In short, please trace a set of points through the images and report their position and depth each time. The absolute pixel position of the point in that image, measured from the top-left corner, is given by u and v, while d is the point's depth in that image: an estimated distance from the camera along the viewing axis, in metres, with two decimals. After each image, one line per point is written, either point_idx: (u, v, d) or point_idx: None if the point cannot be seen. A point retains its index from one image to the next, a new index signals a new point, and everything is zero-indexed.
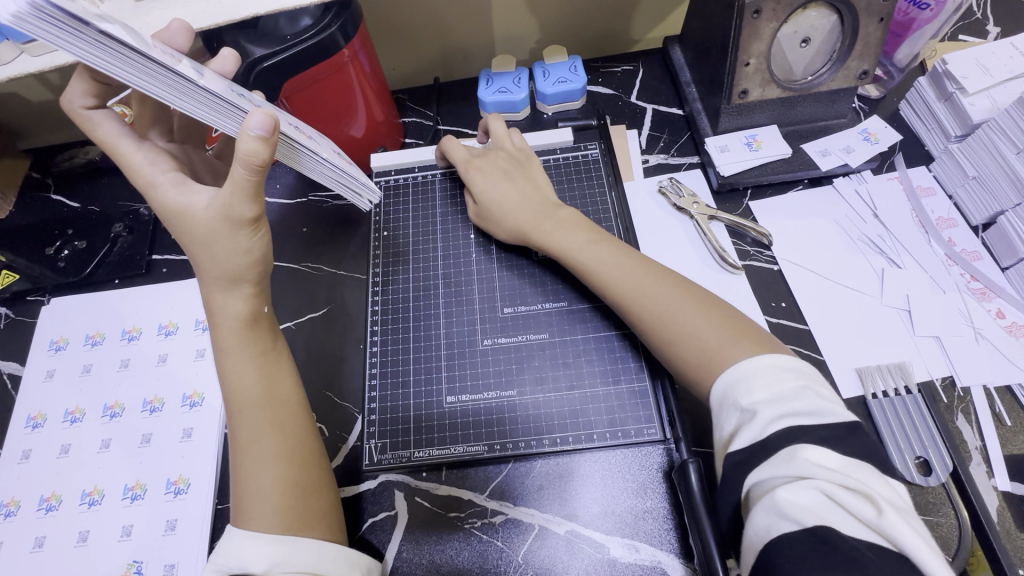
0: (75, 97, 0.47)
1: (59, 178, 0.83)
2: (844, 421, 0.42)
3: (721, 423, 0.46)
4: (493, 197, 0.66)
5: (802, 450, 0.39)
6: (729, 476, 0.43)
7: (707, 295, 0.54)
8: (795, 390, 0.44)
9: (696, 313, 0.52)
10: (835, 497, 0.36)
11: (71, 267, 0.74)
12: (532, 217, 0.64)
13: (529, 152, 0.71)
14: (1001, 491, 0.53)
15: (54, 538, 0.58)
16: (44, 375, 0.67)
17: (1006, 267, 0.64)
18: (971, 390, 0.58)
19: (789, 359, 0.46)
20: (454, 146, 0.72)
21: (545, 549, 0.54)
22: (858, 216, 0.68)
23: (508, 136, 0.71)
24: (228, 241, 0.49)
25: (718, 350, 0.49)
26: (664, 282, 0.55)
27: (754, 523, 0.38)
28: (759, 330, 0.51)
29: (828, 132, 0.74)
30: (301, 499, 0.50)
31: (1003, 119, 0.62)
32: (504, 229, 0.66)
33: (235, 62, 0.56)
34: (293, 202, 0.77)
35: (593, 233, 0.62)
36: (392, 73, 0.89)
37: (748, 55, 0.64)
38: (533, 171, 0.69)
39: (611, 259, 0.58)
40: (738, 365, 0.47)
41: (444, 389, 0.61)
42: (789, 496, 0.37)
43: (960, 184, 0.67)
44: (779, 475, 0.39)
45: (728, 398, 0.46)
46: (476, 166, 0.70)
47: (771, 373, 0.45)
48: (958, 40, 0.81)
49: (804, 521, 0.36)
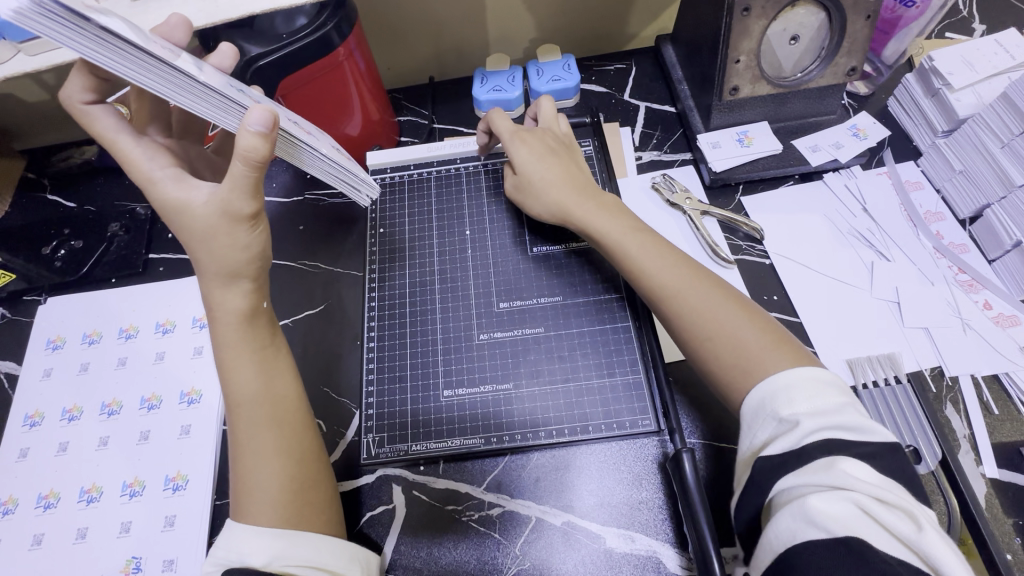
0: (73, 91, 0.47)
1: (54, 178, 0.83)
2: (884, 440, 0.41)
3: (754, 432, 0.46)
4: (536, 172, 0.64)
5: (842, 462, 0.39)
6: (756, 479, 0.43)
7: (746, 300, 0.54)
8: (837, 407, 0.43)
9: (737, 316, 0.51)
10: (870, 511, 0.37)
11: (67, 267, 0.74)
12: (576, 196, 0.62)
13: (575, 140, 0.70)
14: (990, 479, 0.54)
15: (53, 535, 0.58)
16: (42, 374, 0.67)
17: (992, 260, 0.65)
18: (959, 379, 0.59)
19: (830, 373, 0.46)
20: (501, 116, 0.68)
21: (542, 540, 0.54)
22: (847, 210, 0.70)
23: (556, 120, 0.70)
24: (227, 236, 0.49)
25: (759, 355, 0.49)
26: (701, 280, 0.54)
27: (778, 526, 0.39)
28: (797, 340, 0.51)
29: (818, 128, 0.75)
30: (300, 492, 0.50)
31: (989, 114, 0.63)
32: (544, 207, 0.64)
33: (234, 57, 0.56)
34: (289, 200, 0.78)
35: (633, 220, 0.61)
36: (387, 73, 0.89)
37: (738, 52, 0.66)
38: (577, 157, 0.68)
39: (656, 249, 0.57)
40: (782, 374, 0.46)
41: (440, 384, 0.62)
42: (821, 505, 0.38)
43: (947, 179, 0.69)
44: (813, 483, 0.40)
45: (767, 407, 0.46)
46: (523, 139, 0.66)
47: (814, 385, 0.45)
48: (943, 37, 0.83)
49: (833, 530, 0.36)
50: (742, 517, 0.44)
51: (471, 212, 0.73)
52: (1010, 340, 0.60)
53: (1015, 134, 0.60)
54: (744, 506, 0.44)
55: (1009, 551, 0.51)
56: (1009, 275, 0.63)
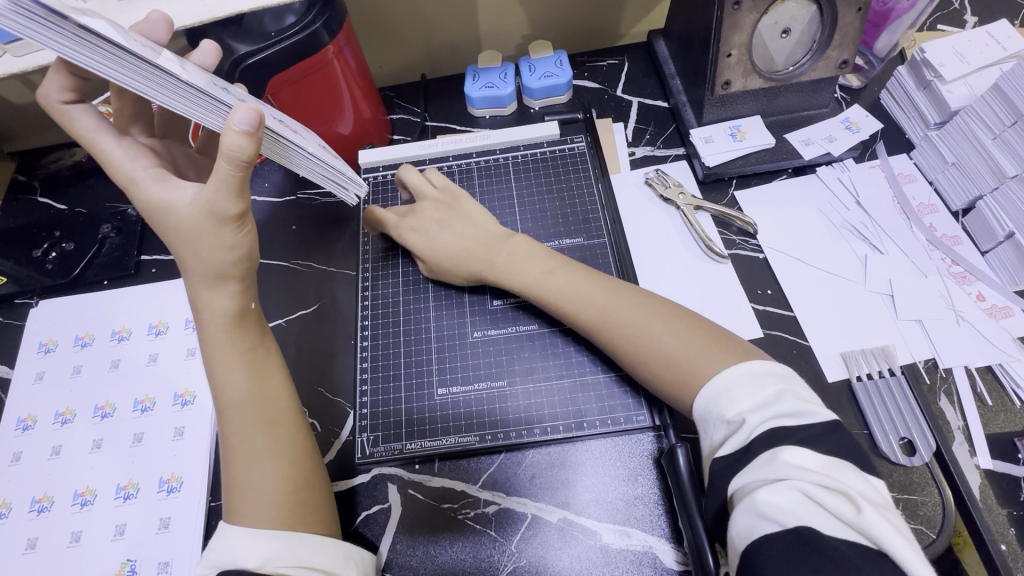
0: (51, 91, 0.47)
1: (45, 180, 0.83)
2: (822, 420, 0.42)
3: (711, 433, 0.47)
4: (435, 251, 0.65)
5: (782, 453, 0.40)
6: (713, 481, 0.44)
7: (673, 307, 0.55)
8: (776, 396, 0.44)
9: (664, 326, 0.52)
10: (813, 496, 0.37)
11: (58, 269, 0.73)
12: (485, 253, 0.63)
13: (454, 189, 0.69)
14: (983, 469, 0.54)
15: (47, 538, 0.58)
16: (34, 377, 0.67)
17: (986, 251, 0.65)
18: (953, 370, 0.59)
19: (761, 362, 0.47)
20: (380, 211, 0.69)
21: (538, 537, 0.54)
22: (840, 204, 0.69)
23: (425, 180, 0.70)
24: (213, 237, 0.49)
25: (691, 363, 0.49)
26: (624, 296, 0.55)
27: (736, 524, 0.39)
28: (731, 337, 0.51)
29: (811, 122, 0.75)
30: (293, 494, 0.50)
31: (981, 106, 0.63)
32: (461, 275, 0.64)
33: (216, 54, 0.56)
34: (282, 200, 0.78)
35: (548, 260, 0.61)
36: (379, 71, 0.89)
37: (729, 46, 0.65)
38: (465, 209, 0.67)
39: (570, 282, 0.58)
40: (716, 378, 0.47)
41: (435, 382, 0.62)
42: (770, 497, 0.38)
43: (940, 171, 0.69)
44: (759, 478, 0.40)
45: (712, 413, 0.46)
46: (409, 225, 0.67)
47: (750, 380, 0.46)
48: (935, 29, 0.83)
49: (784, 522, 0.37)
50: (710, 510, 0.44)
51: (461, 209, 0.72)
52: (1003, 331, 0.60)
53: (1007, 126, 0.61)
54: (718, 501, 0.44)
55: (1002, 541, 0.51)
56: (1002, 266, 0.63)
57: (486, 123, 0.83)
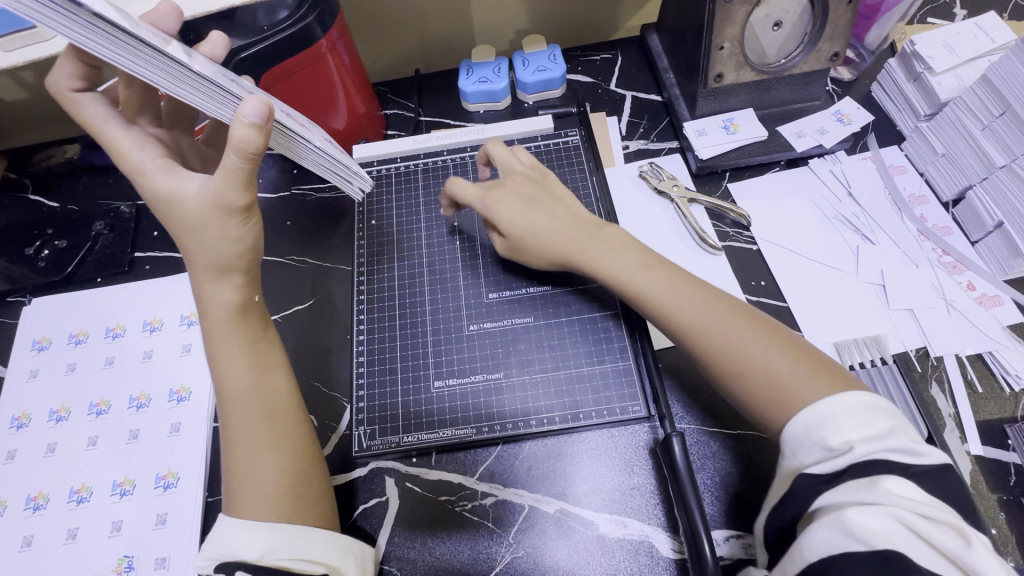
0: (61, 78, 0.47)
1: (36, 177, 0.83)
2: (897, 445, 0.40)
3: (798, 454, 0.43)
4: (523, 228, 0.60)
5: (886, 481, 0.38)
6: (794, 491, 0.42)
7: (776, 326, 0.51)
8: (888, 431, 0.41)
9: (766, 346, 0.49)
10: (912, 526, 0.36)
11: (51, 266, 0.73)
12: (579, 239, 0.59)
13: (543, 169, 0.65)
14: (974, 455, 0.55)
15: (43, 536, 0.57)
16: (28, 375, 0.67)
17: (976, 241, 0.66)
18: (944, 358, 0.60)
19: (873, 396, 0.44)
20: (462, 184, 0.64)
21: (536, 528, 0.55)
22: (832, 195, 0.70)
23: (514, 157, 0.66)
24: (219, 229, 0.49)
25: (793, 386, 0.46)
26: (724, 309, 0.51)
27: (813, 537, 0.38)
28: (834, 365, 0.48)
29: (803, 114, 0.75)
30: (295, 486, 0.50)
31: (969, 97, 0.63)
32: (547, 258, 0.61)
33: (225, 46, 0.55)
34: (276, 195, 0.77)
35: (644, 255, 0.57)
36: (372, 66, 0.89)
37: (722, 39, 0.66)
38: (556, 189, 0.63)
39: (672, 287, 0.53)
40: (819, 404, 0.43)
41: (431, 374, 0.62)
42: (862, 519, 0.36)
43: (930, 162, 0.69)
44: (853, 499, 0.38)
45: (813, 435, 0.43)
46: (496, 198, 0.62)
47: (863, 411, 0.42)
48: (925, 23, 0.83)
49: (873, 543, 0.36)
50: (775, 520, 0.43)
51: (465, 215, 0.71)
52: (993, 320, 0.61)
53: (996, 117, 0.61)
54: (781, 510, 0.43)
55: (993, 525, 0.52)
56: (991, 255, 0.64)
57: (480, 118, 0.83)
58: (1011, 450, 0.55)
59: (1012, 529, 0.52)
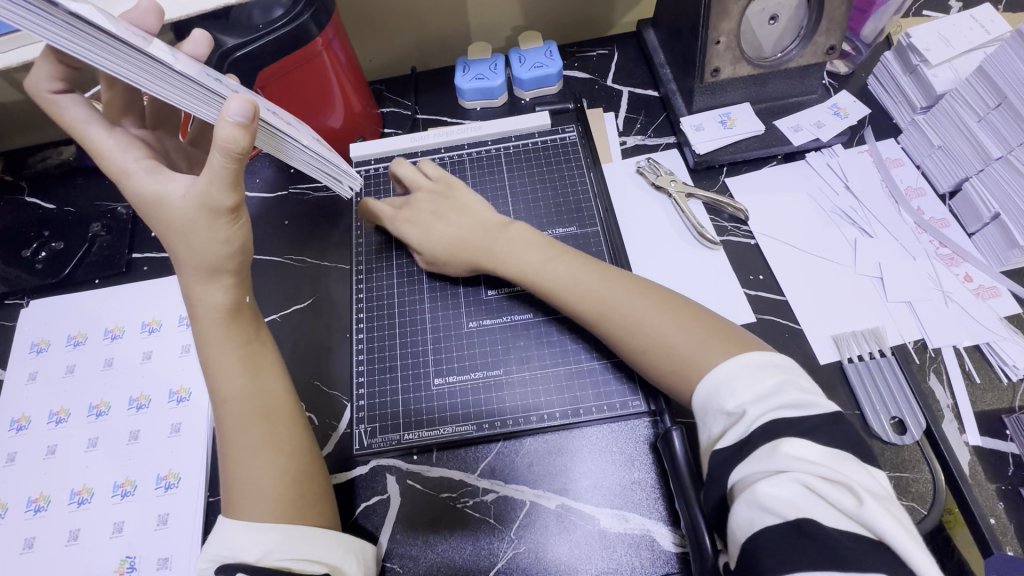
0: (40, 80, 0.47)
1: (33, 179, 0.82)
2: (823, 411, 0.42)
3: (709, 425, 0.46)
4: (430, 242, 0.64)
5: (784, 445, 0.39)
6: (712, 473, 0.43)
7: (676, 298, 0.54)
8: (776, 387, 0.43)
9: (664, 317, 0.52)
10: (814, 488, 0.37)
11: (48, 269, 0.73)
12: (482, 243, 0.62)
13: (449, 179, 0.68)
14: (972, 446, 0.55)
15: (44, 538, 0.57)
16: (27, 377, 0.66)
17: (972, 233, 0.66)
18: (942, 350, 0.60)
19: (763, 354, 0.46)
20: (375, 205, 0.69)
21: (538, 524, 0.55)
22: (829, 189, 0.70)
23: (419, 173, 0.69)
24: (206, 229, 0.48)
25: (691, 354, 0.49)
26: (624, 287, 0.55)
27: (736, 517, 0.39)
28: (732, 329, 0.51)
29: (800, 108, 0.75)
30: (292, 487, 0.50)
31: (965, 88, 0.63)
32: (461, 266, 0.64)
33: (208, 44, 0.56)
34: (273, 195, 0.77)
35: (546, 249, 0.60)
36: (368, 65, 0.89)
37: (718, 33, 0.66)
38: (462, 200, 0.67)
39: (572, 274, 0.57)
40: (714, 370, 0.46)
41: (432, 372, 0.62)
42: (769, 489, 0.38)
43: (927, 154, 0.70)
44: (760, 469, 0.39)
45: (713, 403, 0.45)
46: (406, 218, 0.67)
47: (750, 372, 0.45)
48: (921, 15, 0.83)
49: (783, 513, 0.37)
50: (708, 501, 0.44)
51: None
52: (990, 310, 0.61)
53: (991, 108, 0.61)
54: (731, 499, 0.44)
55: (992, 515, 0.52)
56: (988, 247, 0.64)
57: (477, 115, 0.83)
58: (1009, 440, 0.55)
59: (1010, 518, 0.52)
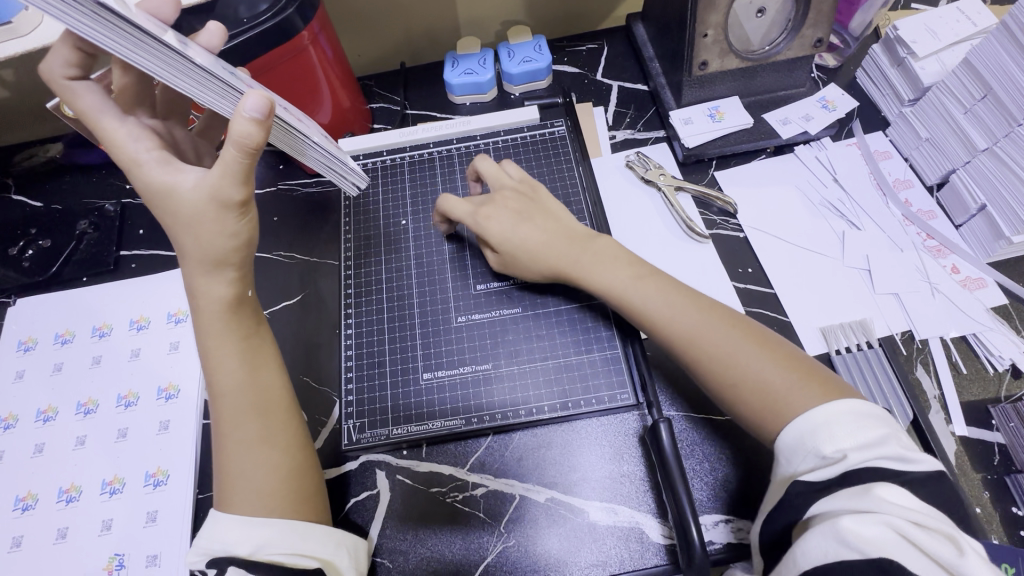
0: (56, 65, 0.47)
1: (18, 177, 0.82)
2: (927, 468, 0.41)
3: (793, 463, 0.44)
4: (513, 243, 0.60)
5: (879, 488, 0.39)
6: (793, 500, 0.43)
7: (768, 335, 0.52)
8: (880, 438, 0.42)
9: (760, 355, 0.49)
10: (907, 535, 0.36)
11: (36, 267, 0.72)
12: (573, 252, 0.59)
13: (532, 182, 0.65)
14: (959, 436, 0.56)
15: (32, 536, 0.57)
16: (15, 375, 0.66)
17: (960, 225, 0.66)
18: (929, 341, 0.60)
19: (866, 403, 0.45)
20: (453, 201, 0.64)
21: (527, 518, 0.55)
22: (818, 181, 0.70)
23: (500, 171, 0.65)
24: (214, 223, 0.48)
25: (787, 395, 0.47)
26: (719, 320, 0.52)
27: (806, 545, 0.38)
28: (826, 372, 0.49)
29: (788, 102, 0.75)
30: (287, 481, 0.50)
31: (952, 81, 0.64)
32: (539, 273, 0.61)
33: (222, 36, 0.55)
34: (262, 191, 0.77)
35: (636, 267, 0.57)
36: (357, 60, 0.88)
37: (705, 26, 0.65)
38: (546, 204, 0.63)
39: (664, 298, 0.54)
40: (810, 414, 0.44)
41: (420, 367, 0.62)
42: (855, 527, 0.37)
43: (914, 147, 0.70)
44: (848, 507, 0.39)
45: (806, 444, 0.44)
46: (486, 214, 0.62)
47: (855, 420, 0.43)
48: (909, 8, 0.83)
49: (867, 552, 0.36)
50: (771, 526, 0.44)
51: (393, 207, 0.72)
52: (976, 301, 0.61)
53: (978, 100, 0.61)
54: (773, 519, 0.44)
55: (978, 505, 0.53)
56: (975, 238, 0.64)
57: (466, 110, 0.82)
58: (995, 430, 0.56)
59: (997, 509, 0.52)
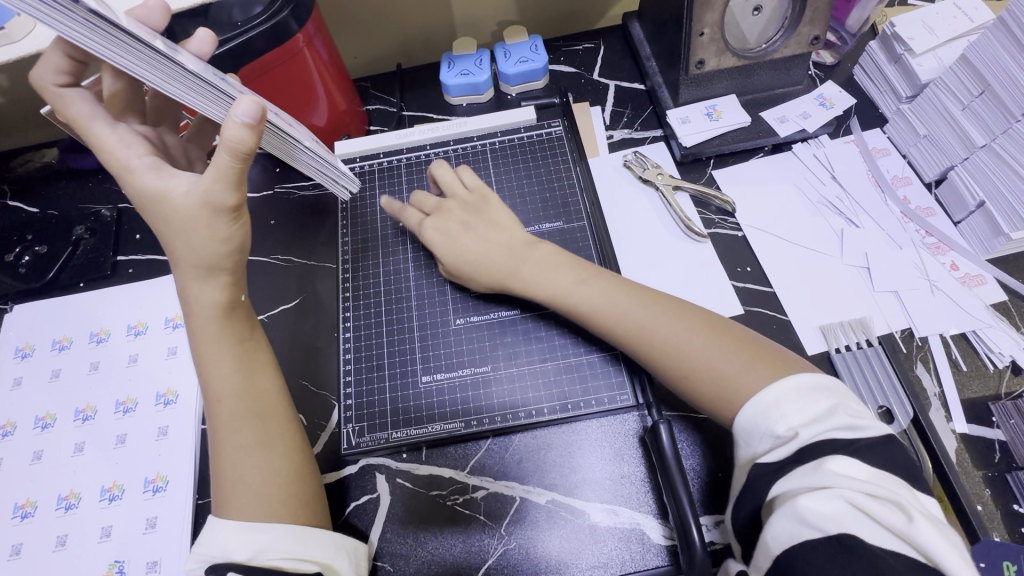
0: (46, 74, 0.48)
1: (15, 183, 0.81)
2: (877, 432, 0.41)
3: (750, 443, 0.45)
4: (455, 254, 0.62)
5: (830, 462, 0.39)
6: (753, 485, 0.43)
7: (716, 319, 0.52)
8: (827, 411, 0.43)
9: (704, 342, 0.50)
10: (860, 506, 0.37)
11: (32, 273, 0.72)
12: (510, 261, 0.59)
13: (483, 192, 0.66)
14: (960, 434, 0.56)
15: (32, 544, 0.57)
16: (12, 383, 0.66)
17: (958, 222, 0.66)
18: (929, 338, 0.60)
19: (816, 377, 0.45)
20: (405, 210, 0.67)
21: (529, 520, 0.55)
22: (816, 179, 0.70)
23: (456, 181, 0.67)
24: (207, 228, 0.48)
25: (736, 378, 0.47)
26: (663, 312, 0.53)
27: (774, 529, 0.39)
28: (774, 349, 0.49)
29: (784, 100, 0.75)
30: (285, 485, 0.50)
31: (949, 77, 0.63)
32: (486, 283, 0.61)
33: (212, 42, 0.55)
34: (258, 194, 0.77)
35: (577, 269, 0.58)
36: (353, 62, 0.88)
37: (702, 24, 0.65)
38: (492, 213, 0.64)
39: (606, 296, 0.55)
40: (760, 395, 0.45)
41: (419, 370, 0.62)
42: (812, 504, 0.37)
43: (913, 143, 0.70)
44: (804, 485, 0.39)
45: (761, 425, 0.44)
46: (431, 224, 0.64)
47: (802, 396, 0.43)
48: (907, 5, 0.83)
49: (825, 528, 0.36)
50: (739, 514, 0.44)
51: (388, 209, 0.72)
52: (976, 298, 0.61)
53: (976, 96, 0.61)
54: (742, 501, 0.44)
55: (979, 502, 0.53)
56: (973, 235, 0.64)
57: (463, 111, 0.82)
58: (995, 427, 0.56)
59: (998, 505, 0.52)
